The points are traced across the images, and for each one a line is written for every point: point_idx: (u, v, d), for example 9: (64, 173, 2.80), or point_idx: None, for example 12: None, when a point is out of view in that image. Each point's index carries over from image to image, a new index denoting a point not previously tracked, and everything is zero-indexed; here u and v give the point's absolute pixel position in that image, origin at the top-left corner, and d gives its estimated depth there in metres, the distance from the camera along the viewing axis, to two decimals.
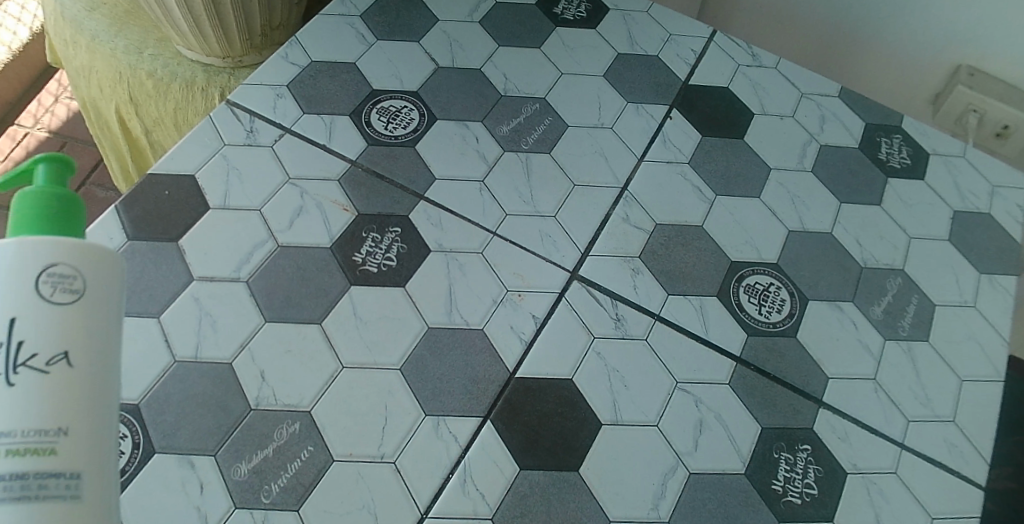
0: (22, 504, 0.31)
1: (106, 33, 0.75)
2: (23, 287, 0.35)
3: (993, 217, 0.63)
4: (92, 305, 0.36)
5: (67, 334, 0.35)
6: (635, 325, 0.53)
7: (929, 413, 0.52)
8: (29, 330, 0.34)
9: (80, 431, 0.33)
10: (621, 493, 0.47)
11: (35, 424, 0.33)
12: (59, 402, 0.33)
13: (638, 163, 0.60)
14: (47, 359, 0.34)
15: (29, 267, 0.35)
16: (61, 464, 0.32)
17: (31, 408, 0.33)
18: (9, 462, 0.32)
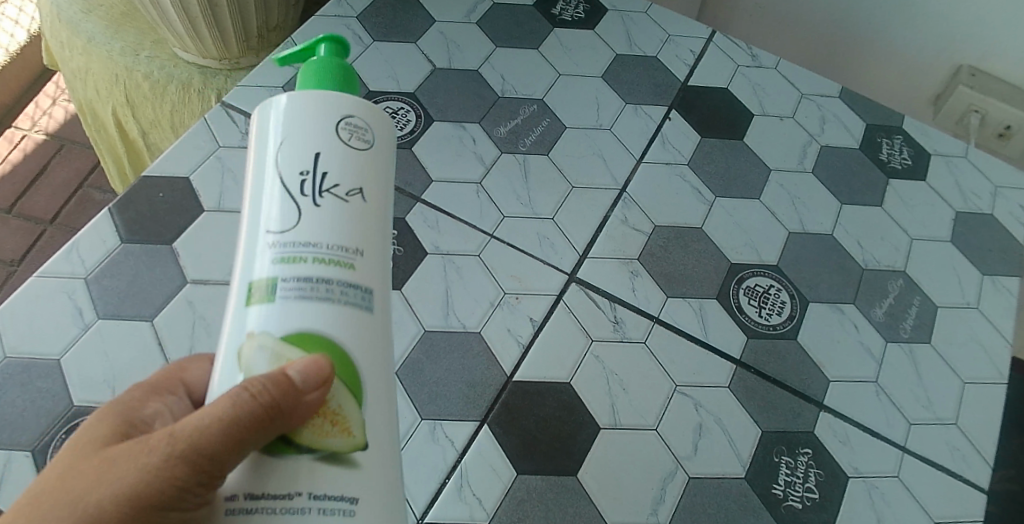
0: (336, 304, 0.34)
1: (102, 35, 0.75)
2: (327, 131, 0.38)
3: (996, 218, 0.62)
4: (379, 152, 0.40)
5: (358, 171, 0.38)
6: (633, 327, 0.52)
7: (932, 416, 0.52)
8: (332, 162, 0.37)
9: (370, 250, 0.37)
10: (619, 498, 0.46)
11: (338, 240, 0.36)
12: (353, 223, 0.37)
13: (636, 164, 0.60)
14: (347, 189, 0.37)
15: (331, 113, 0.38)
16: (358, 277, 0.36)
17: (339, 230, 0.36)
18: (320, 268, 0.35)
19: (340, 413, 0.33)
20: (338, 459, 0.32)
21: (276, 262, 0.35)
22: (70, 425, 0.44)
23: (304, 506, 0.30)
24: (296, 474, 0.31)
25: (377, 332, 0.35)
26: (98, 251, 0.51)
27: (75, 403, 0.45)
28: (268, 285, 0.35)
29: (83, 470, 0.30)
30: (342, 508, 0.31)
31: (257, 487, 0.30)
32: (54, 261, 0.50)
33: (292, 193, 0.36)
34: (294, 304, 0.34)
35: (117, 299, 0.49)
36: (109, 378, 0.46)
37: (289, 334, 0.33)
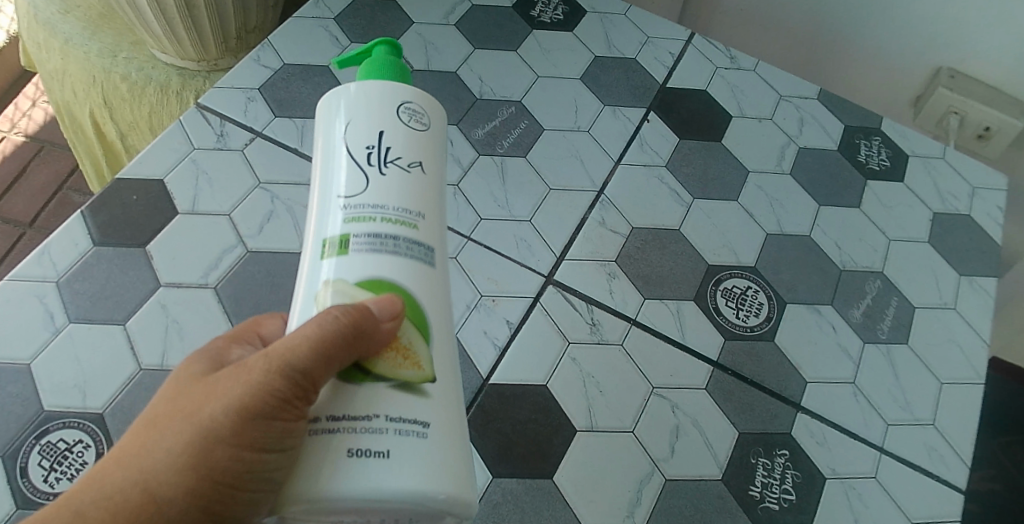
0: (402, 260, 0.38)
1: (79, 36, 0.74)
2: (387, 111, 0.41)
3: (973, 219, 0.62)
4: (435, 132, 0.43)
5: (418, 148, 0.41)
6: (610, 329, 0.52)
7: (909, 417, 0.52)
8: (394, 138, 0.41)
9: (431, 215, 0.40)
10: (595, 500, 0.46)
11: (403, 204, 0.39)
12: (416, 191, 0.40)
13: (614, 166, 0.60)
14: (408, 162, 0.40)
15: (392, 97, 0.42)
16: (421, 237, 0.39)
17: (404, 196, 0.39)
18: (387, 228, 0.38)
19: (411, 351, 0.36)
20: (411, 389, 0.35)
21: (346, 221, 0.38)
22: (41, 430, 0.44)
23: (383, 426, 0.34)
24: (375, 398, 0.34)
25: (438, 288, 0.39)
26: (70, 254, 0.50)
27: (45, 408, 0.45)
28: (339, 241, 0.38)
29: (192, 391, 0.33)
30: (416, 429, 0.34)
31: (340, 410, 0.34)
32: (26, 265, 0.49)
33: (360, 163, 0.40)
34: (364, 259, 0.37)
35: (89, 302, 0.48)
36: (81, 382, 0.46)
37: (362, 283, 0.37)
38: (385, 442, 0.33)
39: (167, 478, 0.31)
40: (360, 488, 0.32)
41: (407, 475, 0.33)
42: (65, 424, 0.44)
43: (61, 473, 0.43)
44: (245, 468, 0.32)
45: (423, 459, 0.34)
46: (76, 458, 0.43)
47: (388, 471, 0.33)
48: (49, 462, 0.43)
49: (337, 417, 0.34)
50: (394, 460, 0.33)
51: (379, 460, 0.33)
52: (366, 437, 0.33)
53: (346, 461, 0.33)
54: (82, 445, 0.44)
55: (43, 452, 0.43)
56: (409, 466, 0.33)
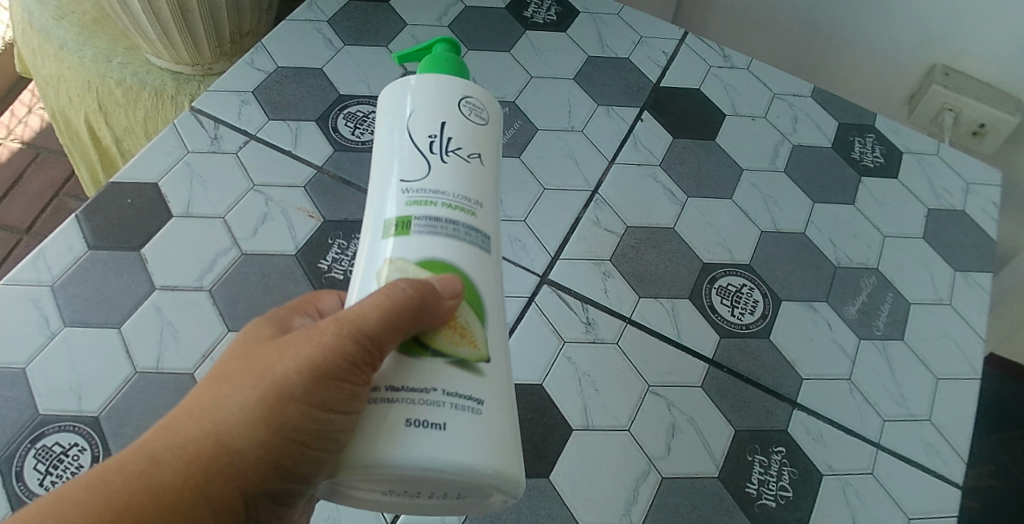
0: (460, 242, 0.40)
1: (73, 41, 0.74)
2: (448, 105, 0.44)
3: (967, 214, 0.62)
4: (492, 128, 0.45)
5: (476, 140, 0.44)
6: (605, 328, 0.52)
7: (905, 413, 0.52)
8: (454, 130, 0.43)
9: (487, 203, 0.42)
10: (592, 499, 0.46)
11: (462, 191, 0.41)
12: (474, 180, 0.42)
13: (608, 165, 0.60)
14: (467, 152, 0.43)
15: (454, 92, 0.44)
16: (478, 222, 0.41)
17: (462, 184, 0.42)
18: (448, 212, 0.40)
19: (467, 329, 0.38)
20: (466, 365, 0.37)
21: (407, 204, 0.40)
22: (37, 434, 0.44)
23: (439, 399, 0.35)
24: (431, 372, 0.36)
25: (492, 271, 0.41)
26: (65, 258, 0.50)
27: (41, 412, 0.45)
28: (400, 222, 0.40)
29: (263, 353, 0.34)
30: (470, 404, 0.35)
31: (399, 382, 0.35)
32: (21, 269, 0.49)
33: (422, 151, 0.42)
34: (425, 239, 0.39)
35: (84, 306, 0.49)
36: (76, 386, 0.46)
37: (422, 262, 0.39)
38: (441, 415, 0.34)
39: (240, 430, 0.32)
40: (417, 457, 0.33)
41: (461, 448, 0.34)
42: (61, 428, 0.44)
43: (57, 476, 0.43)
44: (315, 426, 0.32)
45: (476, 435, 0.34)
46: (72, 462, 0.43)
47: (443, 443, 0.33)
48: (44, 466, 0.43)
49: (394, 388, 0.35)
50: (448, 433, 0.34)
51: (435, 432, 0.34)
52: (422, 409, 0.34)
53: (403, 431, 0.33)
54: (77, 449, 0.44)
55: (38, 456, 0.43)
56: (463, 439, 0.34)
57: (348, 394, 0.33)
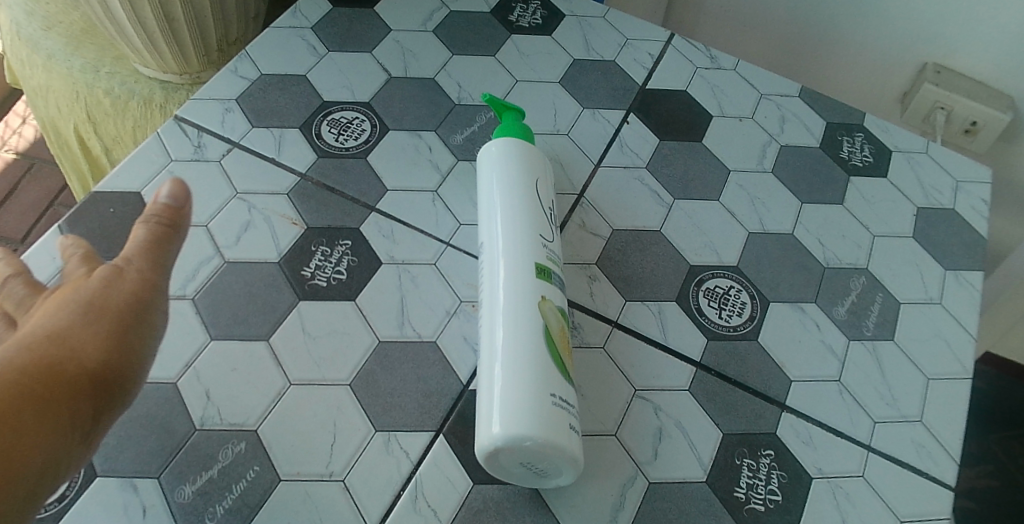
0: (560, 288, 0.48)
1: (62, 52, 0.75)
2: (535, 171, 0.52)
3: (958, 213, 0.62)
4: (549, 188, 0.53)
5: (555, 201, 0.53)
6: (591, 332, 0.52)
7: (895, 414, 0.51)
8: (548, 196, 0.52)
9: (567, 258, 0.52)
10: (577, 505, 0.45)
11: (543, 242, 0.49)
12: (558, 239, 0.51)
13: (594, 169, 0.60)
14: (554, 217, 0.52)
15: (536, 157, 0.53)
16: (564, 274, 0.50)
17: (555, 242, 0.50)
18: (554, 266, 0.49)
19: (573, 357, 0.46)
20: (575, 386, 0.45)
21: (544, 258, 0.48)
22: None
23: (570, 406, 0.43)
24: (542, 372, 0.43)
25: (560, 302, 0.48)
26: (48, 268, 0.50)
27: None
28: (513, 263, 0.47)
29: (67, 290, 0.37)
30: (581, 419, 0.44)
31: (559, 391, 0.43)
32: None
33: (535, 212, 0.50)
34: (558, 290, 0.48)
35: None
36: None
37: (537, 295, 0.46)
38: (574, 416, 0.43)
39: (78, 331, 0.34)
40: (555, 442, 0.41)
41: (580, 447, 0.42)
42: None
43: None
44: (128, 324, 0.36)
45: (581, 435, 0.43)
46: None
47: (573, 437, 0.42)
48: None
49: (560, 395, 0.43)
50: (577, 434, 0.43)
51: (569, 427, 0.42)
52: (566, 405, 0.43)
53: (536, 419, 0.41)
54: None
55: None
56: (579, 436, 0.43)
57: (141, 327, 0.37)
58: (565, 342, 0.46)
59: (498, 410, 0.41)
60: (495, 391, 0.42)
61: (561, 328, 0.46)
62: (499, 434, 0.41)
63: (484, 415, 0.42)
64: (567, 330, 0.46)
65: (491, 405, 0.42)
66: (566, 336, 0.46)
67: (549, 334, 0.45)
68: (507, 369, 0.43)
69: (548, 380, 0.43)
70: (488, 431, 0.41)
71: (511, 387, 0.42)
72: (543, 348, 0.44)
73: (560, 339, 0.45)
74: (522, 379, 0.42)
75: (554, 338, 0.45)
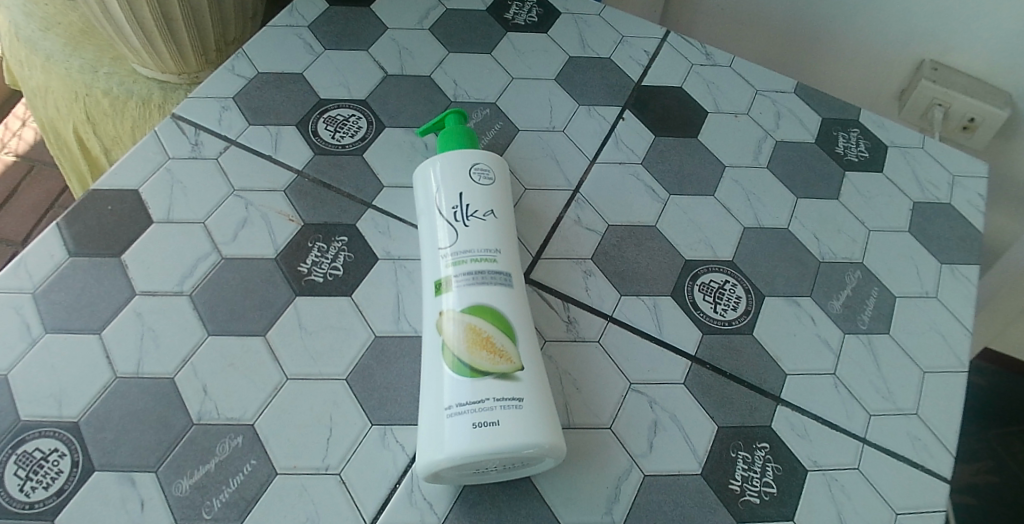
0: (488, 285, 0.47)
1: (60, 52, 0.75)
2: (464, 174, 0.51)
3: (954, 207, 0.62)
4: (502, 185, 0.52)
5: (490, 198, 0.50)
6: (586, 326, 0.52)
7: (891, 407, 0.52)
8: (471, 196, 0.50)
9: (507, 249, 0.49)
10: (573, 498, 0.46)
11: (482, 245, 0.48)
12: (494, 234, 0.49)
13: (590, 165, 0.60)
14: (483, 212, 0.50)
15: (463, 160, 0.51)
16: (501, 267, 0.48)
17: (485, 239, 0.48)
18: (476, 265, 0.47)
19: (503, 352, 0.44)
20: (507, 378, 0.43)
21: (448, 266, 0.47)
22: (17, 440, 0.44)
23: (489, 404, 0.42)
24: (483, 386, 0.43)
25: (519, 299, 0.47)
26: (46, 265, 0.51)
27: (22, 418, 0.45)
28: (441, 282, 0.47)
29: None
30: (513, 403, 0.42)
31: (455, 399, 0.43)
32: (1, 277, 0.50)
33: (447, 220, 0.49)
34: (465, 291, 0.46)
35: (64, 313, 0.49)
36: (56, 392, 0.46)
37: (468, 308, 0.46)
38: (500, 414, 0.42)
39: None
40: (471, 450, 0.41)
41: (510, 434, 0.41)
42: (41, 434, 0.44)
43: (37, 482, 0.43)
44: None
45: (522, 420, 0.42)
46: (52, 467, 0.43)
47: (501, 432, 0.41)
48: (25, 471, 0.43)
49: (457, 403, 0.42)
50: (501, 426, 0.41)
51: (492, 427, 0.41)
52: (480, 412, 0.42)
53: (461, 436, 0.41)
54: (57, 454, 0.44)
55: (18, 462, 0.43)
56: (513, 428, 0.41)
57: None
58: (473, 341, 0.44)
59: (426, 434, 0.43)
60: (425, 415, 0.43)
61: (467, 332, 0.45)
62: (453, 454, 0.41)
63: (420, 438, 0.43)
64: (480, 324, 0.45)
65: (423, 427, 0.43)
66: (486, 333, 0.45)
67: (449, 348, 0.44)
68: (432, 394, 0.44)
69: (448, 394, 0.43)
70: (420, 456, 0.42)
71: (433, 411, 0.43)
72: (441, 365, 0.44)
73: (462, 347, 0.44)
74: (435, 402, 0.43)
75: (455, 349, 0.44)
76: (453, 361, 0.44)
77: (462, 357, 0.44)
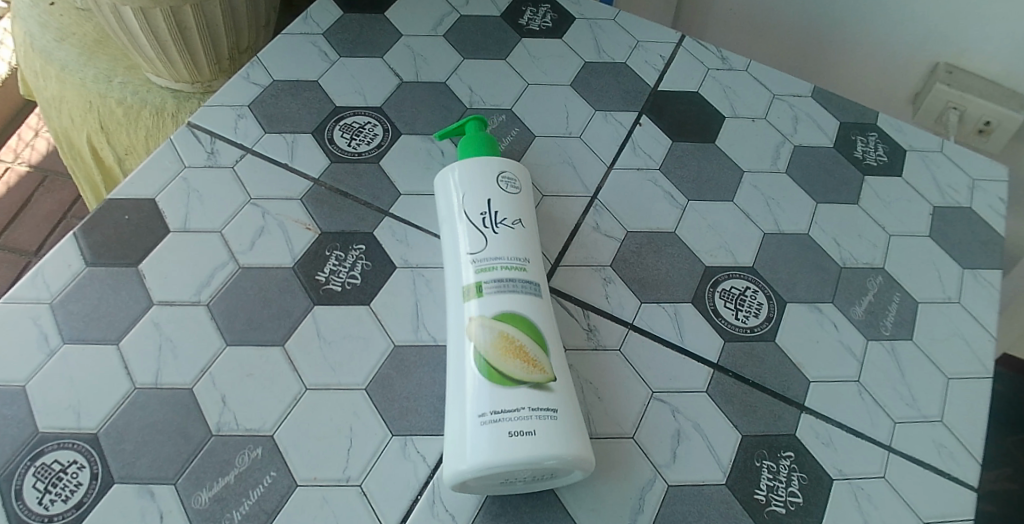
0: (518, 294, 0.46)
1: (75, 62, 0.76)
2: (491, 181, 0.51)
3: (975, 211, 0.61)
4: (527, 196, 0.52)
5: (516, 207, 0.50)
6: (607, 335, 0.52)
7: (916, 414, 0.51)
8: (499, 204, 0.50)
9: (535, 260, 0.49)
10: (597, 509, 0.45)
11: (513, 253, 0.48)
12: (520, 242, 0.49)
13: (607, 171, 0.59)
14: (512, 220, 0.49)
15: (490, 169, 0.51)
16: (530, 276, 0.47)
17: (514, 248, 0.48)
18: (507, 272, 0.47)
19: (537, 361, 0.44)
20: (541, 388, 0.43)
21: (477, 272, 0.47)
22: (36, 452, 0.44)
23: (527, 414, 0.42)
24: (516, 395, 0.42)
25: (548, 312, 0.47)
26: (63, 275, 0.50)
27: (40, 430, 0.44)
28: (474, 287, 0.46)
29: None
30: (548, 413, 0.42)
31: (492, 406, 0.42)
32: (19, 287, 0.49)
33: (477, 226, 0.49)
34: (497, 298, 0.46)
35: (82, 323, 0.48)
36: (75, 404, 0.45)
37: (500, 315, 0.45)
38: (532, 424, 0.41)
39: None
40: (511, 459, 0.40)
41: (550, 445, 0.41)
42: (60, 445, 0.44)
43: (56, 494, 0.42)
44: None
45: (555, 432, 0.41)
46: (71, 479, 0.43)
47: (533, 442, 0.41)
48: (43, 484, 0.43)
49: (493, 411, 0.42)
50: (539, 436, 0.41)
51: (528, 437, 0.41)
52: (516, 421, 0.41)
53: (497, 444, 0.41)
54: (76, 466, 0.43)
55: (37, 474, 0.43)
56: (552, 439, 0.41)
57: None
58: (505, 349, 0.44)
59: (458, 441, 0.42)
60: (458, 421, 0.42)
61: (498, 339, 0.44)
62: (468, 464, 0.41)
63: (451, 443, 0.42)
64: (513, 333, 0.45)
65: (455, 434, 0.42)
66: (518, 342, 0.44)
67: (481, 356, 0.44)
68: (467, 399, 0.43)
69: (482, 401, 0.42)
70: (451, 462, 0.41)
71: (465, 418, 0.42)
72: (475, 372, 0.43)
73: (494, 354, 0.44)
74: (468, 409, 0.42)
75: (489, 356, 0.44)
76: (486, 368, 0.43)
77: (497, 364, 0.43)
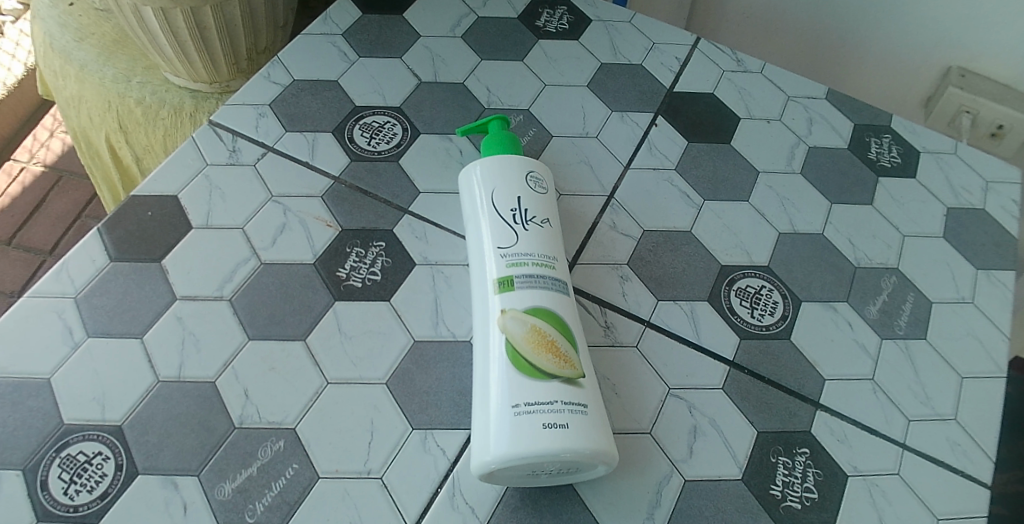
0: (548, 290, 0.47)
1: (94, 62, 0.77)
2: (519, 179, 0.51)
3: (987, 212, 0.62)
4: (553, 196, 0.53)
5: (544, 207, 0.51)
6: (624, 331, 0.52)
7: (930, 412, 0.51)
8: (528, 201, 0.51)
9: (555, 256, 0.49)
10: (614, 503, 0.45)
11: (543, 252, 0.48)
12: (549, 241, 0.49)
13: (624, 171, 0.60)
14: (541, 219, 0.50)
15: (520, 167, 0.52)
16: (557, 274, 0.48)
17: (543, 246, 0.49)
18: (537, 269, 0.47)
19: (567, 356, 0.44)
20: (572, 383, 0.43)
21: (506, 267, 0.47)
22: (61, 443, 0.44)
23: (560, 407, 0.42)
24: (547, 388, 0.43)
25: (574, 309, 0.48)
26: (88, 270, 0.51)
27: (65, 422, 0.45)
28: (504, 280, 0.47)
29: None
30: (579, 408, 0.42)
31: (523, 398, 0.42)
32: (44, 281, 0.50)
33: (506, 223, 0.49)
34: (529, 293, 0.46)
35: (106, 317, 0.49)
36: (100, 396, 0.46)
37: (530, 310, 0.46)
38: (564, 417, 0.42)
39: None
40: (543, 450, 0.40)
41: (581, 439, 0.41)
42: (85, 437, 0.45)
43: (81, 485, 0.43)
44: None
45: (585, 426, 0.42)
46: (96, 471, 0.44)
47: (566, 435, 0.41)
48: (69, 475, 0.43)
49: (525, 402, 0.42)
50: (570, 429, 0.41)
51: (561, 430, 0.41)
52: (548, 413, 0.42)
53: (530, 435, 0.41)
54: (101, 457, 0.44)
55: (63, 465, 0.43)
56: (583, 433, 0.42)
57: None
58: (537, 342, 0.44)
59: (489, 430, 0.42)
60: (489, 411, 0.43)
61: (530, 333, 0.45)
62: (499, 454, 0.41)
63: (481, 433, 0.43)
64: (544, 327, 0.45)
65: (485, 423, 0.43)
66: (549, 336, 0.45)
67: (513, 347, 0.44)
68: (498, 390, 0.43)
69: (515, 392, 0.43)
70: (480, 451, 0.42)
71: (496, 409, 0.43)
72: (505, 363, 0.44)
73: (526, 347, 0.44)
74: (499, 400, 0.43)
75: (521, 349, 0.44)
76: (518, 360, 0.44)
77: (528, 356, 0.44)
